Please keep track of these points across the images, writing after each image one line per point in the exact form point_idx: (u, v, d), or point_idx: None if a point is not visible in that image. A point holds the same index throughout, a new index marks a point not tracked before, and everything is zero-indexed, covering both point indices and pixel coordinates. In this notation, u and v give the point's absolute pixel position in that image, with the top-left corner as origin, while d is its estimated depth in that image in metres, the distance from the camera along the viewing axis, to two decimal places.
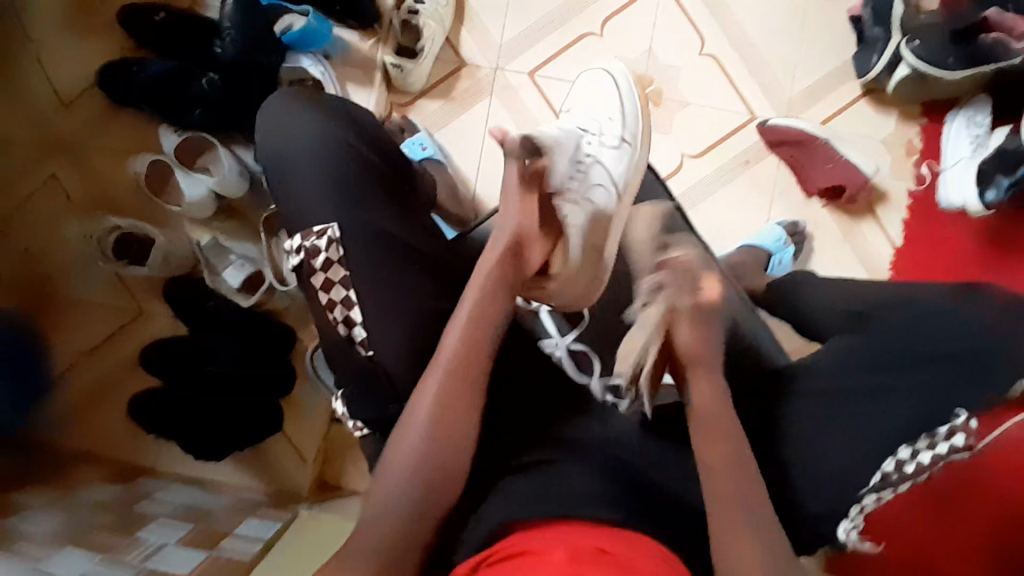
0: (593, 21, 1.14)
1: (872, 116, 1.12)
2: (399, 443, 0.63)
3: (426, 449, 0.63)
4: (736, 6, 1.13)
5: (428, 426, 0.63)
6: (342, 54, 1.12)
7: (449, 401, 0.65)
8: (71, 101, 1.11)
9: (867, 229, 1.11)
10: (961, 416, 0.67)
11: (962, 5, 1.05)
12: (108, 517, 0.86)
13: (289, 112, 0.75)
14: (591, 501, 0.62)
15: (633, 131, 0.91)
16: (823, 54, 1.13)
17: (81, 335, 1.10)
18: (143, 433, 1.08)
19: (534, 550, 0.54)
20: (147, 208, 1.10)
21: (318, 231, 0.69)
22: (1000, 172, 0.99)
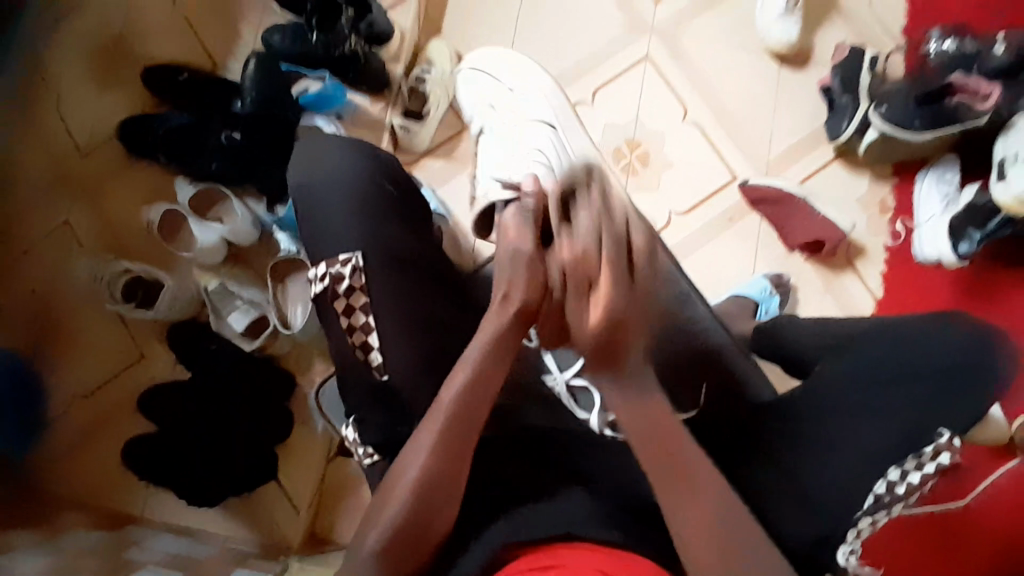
0: (585, 91, 1.24)
1: (846, 177, 1.21)
2: (410, 453, 0.64)
3: (445, 471, 0.63)
4: (716, 78, 1.24)
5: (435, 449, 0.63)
6: (353, 116, 1.19)
7: (465, 417, 0.64)
8: (88, 152, 1.17)
9: (848, 280, 1.17)
10: (944, 435, 0.70)
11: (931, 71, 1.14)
12: (98, 562, 0.83)
13: (321, 154, 0.81)
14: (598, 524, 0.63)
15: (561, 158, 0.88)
16: (799, 121, 1.23)
17: (79, 377, 1.10)
18: (136, 480, 1.07)
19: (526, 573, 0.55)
20: (156, 254, 1.14)
21: (343, 260, 0.74)
22: (970, 226, 1.07)
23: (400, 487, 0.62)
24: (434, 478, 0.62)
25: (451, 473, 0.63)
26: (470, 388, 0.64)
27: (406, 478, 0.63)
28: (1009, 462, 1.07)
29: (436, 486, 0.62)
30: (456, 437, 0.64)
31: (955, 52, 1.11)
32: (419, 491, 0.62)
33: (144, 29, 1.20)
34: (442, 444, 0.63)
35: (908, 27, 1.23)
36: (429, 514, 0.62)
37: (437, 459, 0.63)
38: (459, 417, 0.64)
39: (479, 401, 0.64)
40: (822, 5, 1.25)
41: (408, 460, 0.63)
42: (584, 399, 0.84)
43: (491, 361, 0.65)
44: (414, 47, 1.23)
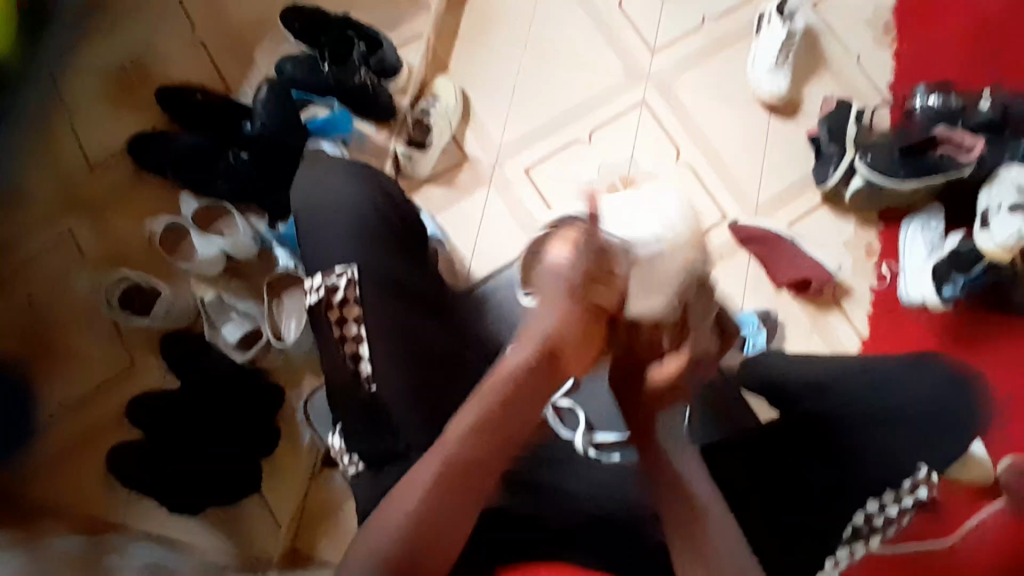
0: (582, 130, 1.29)
1: (833, 222, 1.24)
2: (407, 490, 0.55)
3: (448, 500, 0.54)
4: (708, 124, 1.29)
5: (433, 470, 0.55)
6: (359, 143, 1.24)
7: (478, 463, 0.55)
8: (100, 164, 1.21)
9: (835, 320, 1.19)
10: (922, 469, 0.73)
11: (915, 123, 1.22)
12: (73, 566, 0.81)
13: (327, 172, 0.85)
14: None
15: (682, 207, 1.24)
16: (786, 168, 1.27)
17: (69, 383, 1.11)
18: (115, 490, 1.06)
19: None
20: (156, 267, 1.16)
21: (338, 271, 0.77)
22: (955, 270, 1.12)
23: (391, 524, 0.54)
24: (432, 522, 0.54)
25: (451, 510, 0.54)
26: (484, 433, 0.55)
27: (399, 516, 0.54)
28: (994, 503, 1.05)
29: (435, 528, 0.54)
30: (460, 479, 0.54)
31: (941, 107, 1.19)
32: (417, 527, 0.53)
33: (163, 55, 1.26)
34: (446, 483, 0.54)
35: (892, 84, 1.30)
36: (430, 551, 0.53)
37: (445, 492, 0.54)
38: (462, 460, 0.55)
39: (493, 436, 0.55)
40: (810, 61, 1.31)
41: (406, 496, 0.55)
42: (569, 419, 0.87)
43: (508, 408, 0.56)
44: (421, 83, 1.29)
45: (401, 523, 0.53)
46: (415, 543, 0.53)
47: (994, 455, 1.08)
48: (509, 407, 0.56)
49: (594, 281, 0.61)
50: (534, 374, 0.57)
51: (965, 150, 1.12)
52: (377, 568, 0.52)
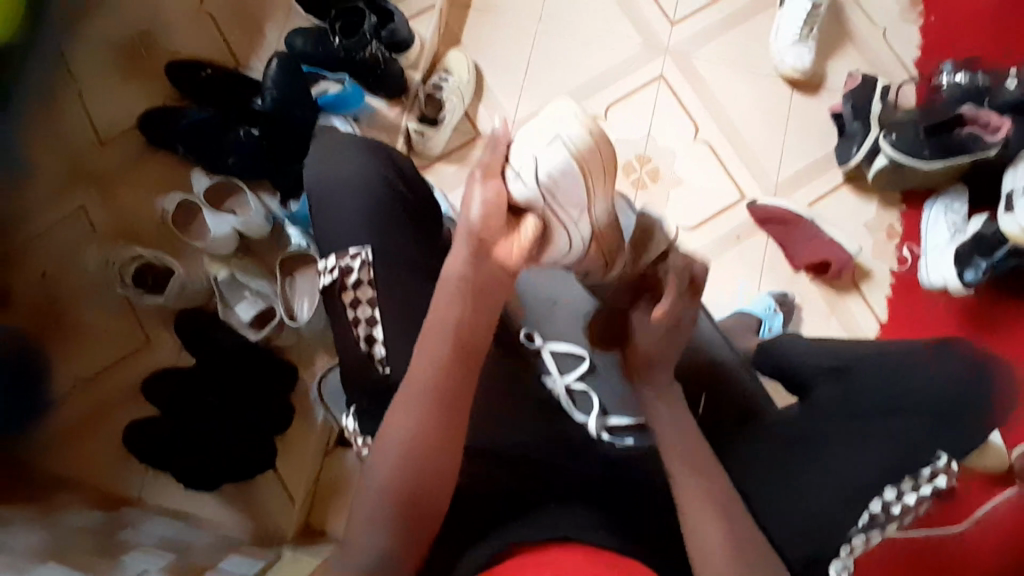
0: (597, 106, 1.26)
1: (855, 202, 1.21)
2: (396, 429, 0.59)
3: (439, 418, 0.59)
4: (727, 100, 1.26)
5: (413, 394, 0.60)
6: (370, 119, 1.23)
7: (446, 394, 0.60)
8: (109, 139, 1.20)
9: (852, 303, 1.17)
10: (943, 457, 0.71)
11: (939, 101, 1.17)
12: (90, 541, 0.84)
13: (342, 150, 0.83)
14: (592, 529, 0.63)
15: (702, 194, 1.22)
16: (807, 146, 1.24)
17: (83, 360, 1.12)
18: (132, 465, 1.08)
19: None
20: (168, 244, 1.16)
21: (352, 253, 0.76)
22: (977, 254, 1.08)
23: (385, 466, 0.59)
24: (419, 466, 0.58)
25: (443, 437, 0.59)
26: (445, 360, 0.60)
27: (390, 457, 0.59)
28: (1007, 490, 1.05)
29: (433, 462, 0.59)
30: (437, 392, 0.59)
31: (967, 85, 1.15)
32: (416, 457, 0.58)
33: (169, 27, 1.23)
34: (427, 420, 0.59)
35: (919, 60, 1.25)
36: (433, 488, 0.59)
37: (435, 412, 0.59)
38: (436, 373, 0.60)
39: (460, 345, 0.61)
40: (835, 35, 1.27)
41: (393, 437, 0.59)
42: (583, 403, 0.79)
43: (467, 311, 0.61)
44: (432, 57, 1.26)
45: (394, 466, 0.58)
46: (418, 469, 0.58)
47: (1010, 443, 1.07)
48: (472, 315, 0.61)
49: (494, 176, 0.62)
50: (476, 272, 0.61)
51: (991, 132, 1.08)
52: (388, 502, 0.58)
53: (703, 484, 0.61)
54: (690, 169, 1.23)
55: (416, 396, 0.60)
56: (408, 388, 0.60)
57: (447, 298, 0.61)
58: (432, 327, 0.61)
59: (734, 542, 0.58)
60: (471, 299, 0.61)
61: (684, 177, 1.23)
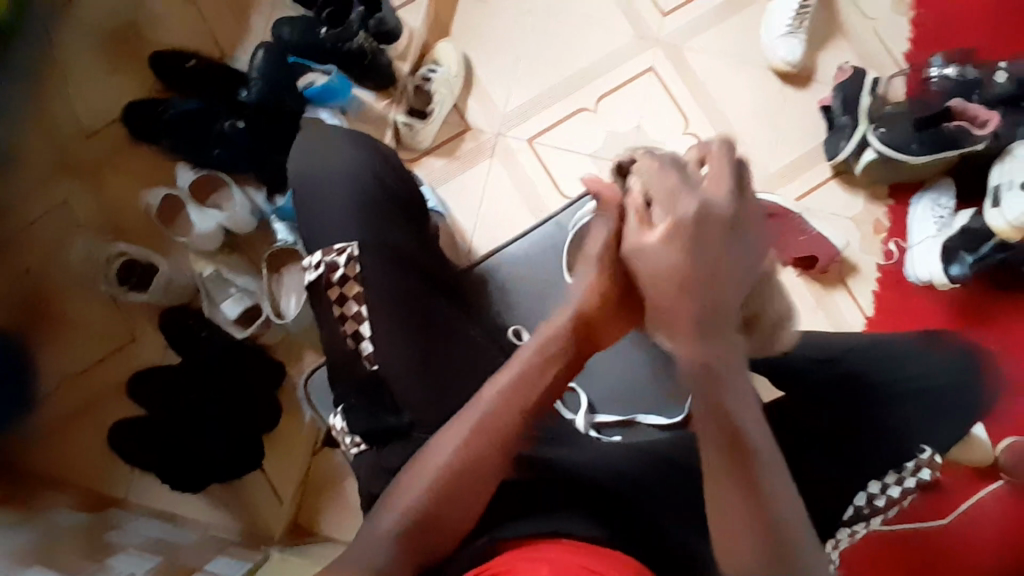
0: (587, 98, 1.25)
1: (843, 196, 1.22)
2: (433, 454, 0.63)
3: (482, 455, 0.62)
4: (717, 93, 1.25)
5: (462, 426, 0.63)
6: (357, 111, 1.20)
7: (494, 436, 0.63)
8: (91, 133, 1.17)
9: (839, 297, 1.18)
10: (926, 451, 0.73)
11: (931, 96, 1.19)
12: (78, 543, 0.83)
13: (328, 147, 0.81)
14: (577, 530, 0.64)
15: None
16: (797, 139, 1.24)
17: (68, 358, 1.10)
18: (120, 463, 1.07)
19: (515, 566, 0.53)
20: (152, 239, 1.14)
21: (338, 249, 0.75)
22: (963, 249, 1.10)
23: (415, 489, 0.61)
24: (447, 486, 0.61)
25: (480, 470, 0.62)
26: (500, 412, 0.63)
27: (421, 482, 0.61)
28: (993, 483, 1.07)
29: (459, 487, 0.61)
30: (489, 429, 0.63)
31: (958, 78, 1.16)
32: (446, 479, 0.61)
33: (150, 16, 1.20)
34: (468, 456, 0.62)
35: (910, 53, 1.25)
36: (450, 508, 0.61)
37: (478, 447, 0.62)
38: (497, 416, 0.63)
39: (529, 396, 0.64)
40: (826, 27, 1.26)
41: (429, 464, 0.62)
42: (572, 400, 0.90)
43: (544, 371, 0.65)
44: (420, 47, 1.24)
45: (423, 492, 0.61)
46: (440, 488, 0.61)
47: (997, 437, 1.10)
48: (540, 372, 0.65)
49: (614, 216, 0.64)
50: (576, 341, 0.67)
51: (980, 125, 1.09)
52: (402, 514, 0.60)
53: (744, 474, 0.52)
54: None
55: (465, 429, 0.63)
56: (458, 421, 0.64)
57: (533, 364, 0.65)
58: (500, 380, 0.65)
59: (765, 541, 0.50)
60: (550, 363, 0.65)
61: None
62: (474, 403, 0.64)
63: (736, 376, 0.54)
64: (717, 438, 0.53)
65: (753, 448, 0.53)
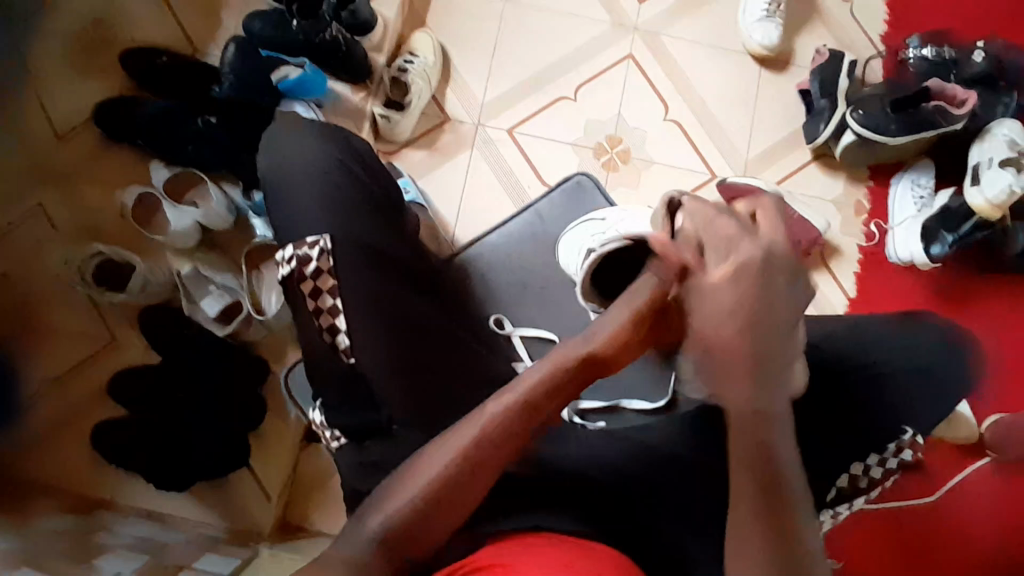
0: (567, 86, 1.24)
1: (823, 179, 1.22)
2: (429, 462, 0.58)
3: (478, 470, 0.57)
4: (696, 79, 1.25)
5: (470, 436, 0.58)
6: (334, 104, 1.19)
7: (496, 452, 0.58)
8: (64, 133, 1.15)
9: (822, 279, 1.18)
10: (908, 432, 0.73)
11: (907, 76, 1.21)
12: (64, 546, 0.82)
13: (298, 140, 0.80)
14: (559, 518, 0.64)
15: (673, 174, 1.22)
16: (777, 123, 1.24)
17: (48, 360, 1.08)
18: (103, 465, 1.06)
19: (507, 562, 0.53)
20: (129, 239, 1.13)
21: (310, 242, 0.74)
22: (944, 229, 1.10)
23: (397, 502, 0.56)
24: (437, 497, 0.56)
25: (473, 483, 0.57)
26: (491, 429, 0.58)
27: (405, 493, 0.56)
28: (979, 460, 1.08)
29: (448, 499, 0.57)
30: (497, 445, 0.58)
31: (935, 59, 1.18)
32: (437, 490, 0.56)
33: (121, 13, 1.18)
34: (457, 470, 0.57)
35: (887, 34, 1.25)
36: (433, 518, 0.56)
37: (477, 461, 0.57)
38: (505, 428, 0.58)
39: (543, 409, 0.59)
40: (803, 10, 1.26)
41: (415, 477, 0.57)
42: None
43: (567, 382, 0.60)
44: (396, 39, 1.23)
45: (405, 503, 0.56)
46: (430, 498, 0.56)
47: (982, 415, 1.10)
48: (560, 383, 0.60)
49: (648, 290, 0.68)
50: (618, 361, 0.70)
51: (957, 105, 1.10)
52: (386, 520, 0.56)
53: (771, 507, 0.54)
54: (661, 148, 1.23)
55: (466, 439, 0.58)
56: (462, 429, 0.59)
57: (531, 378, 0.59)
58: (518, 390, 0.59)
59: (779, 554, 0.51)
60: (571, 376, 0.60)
61: (656, 157, 1.22)
62: (482, 413, 0.59)
63: (786, 423, 0.59)
64: (754, 470, 0.56)
65: (789, 485, 0.55)
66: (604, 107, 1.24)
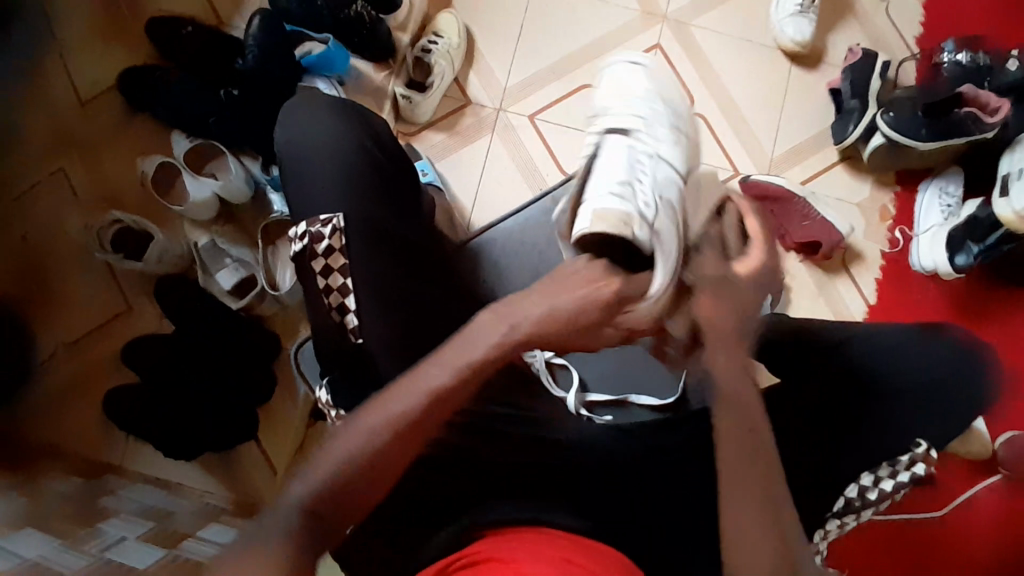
0: (592, 74, 1.22)
1: (848, 181, 1.19)
2: (353, 435, 0.56)
3: (399, 445, 0.57)
4: (724, 72, 1.22)
5: (394, 412, 0.57)
6: (356, 82, 1.20)
7: (415, 431, 0.58)
8: (89, 100, 1.16)
9: (841, 284, 1.17)
10: (921, 446, 0.72)
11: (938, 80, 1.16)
12: (70, 508, 0.84)
13: (313, 117, 0.80)
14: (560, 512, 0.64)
15: None
16: (804, 122, 1.21)
17: (64, 325, 1.11)
18: (114, 430, 1.08)
19: (504, 556, 0.53)
20: (147, 209, 1.14)
21: (323, 219, 0.74)
22: (969, 239, 1.07)
23: (323, 472, 0.54)
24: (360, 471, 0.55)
25: (394, 459, 0.57)
26: (427, 404, 0.58)
27: (329, 466, 0.55)
28: (989, 477, 1.06)
29: (372, 473, 0.56)
30: (416, 426, 0.58)
31: (969, 65, 1.12)
32: (361, 463, 0.55)
33: None
34: (389, 441, 0.56)
35: (923, 37, 1.21)
36: (357, 491, 0.55)
37: (400, 436, 0.57)
38: (426, 407, 0.58)
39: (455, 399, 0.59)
40: (839, 7, 1.23)
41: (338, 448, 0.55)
42: (563, 377, 0.88)
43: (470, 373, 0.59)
44: (422, 19, 1.21)
45: (329, 476, 0.54)
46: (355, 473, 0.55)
47: (994, 431, 1.08)
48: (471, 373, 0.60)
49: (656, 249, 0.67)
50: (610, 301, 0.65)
51: (989, 113, 1.05)
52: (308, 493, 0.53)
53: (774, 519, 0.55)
54: None
55: (390, 415, 0.57)
56: (382, 404, 0.58)
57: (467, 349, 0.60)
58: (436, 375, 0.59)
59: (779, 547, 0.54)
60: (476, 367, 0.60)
61: None
62: (402, 392, 0.58)
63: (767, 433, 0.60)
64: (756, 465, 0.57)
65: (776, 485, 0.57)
66: None
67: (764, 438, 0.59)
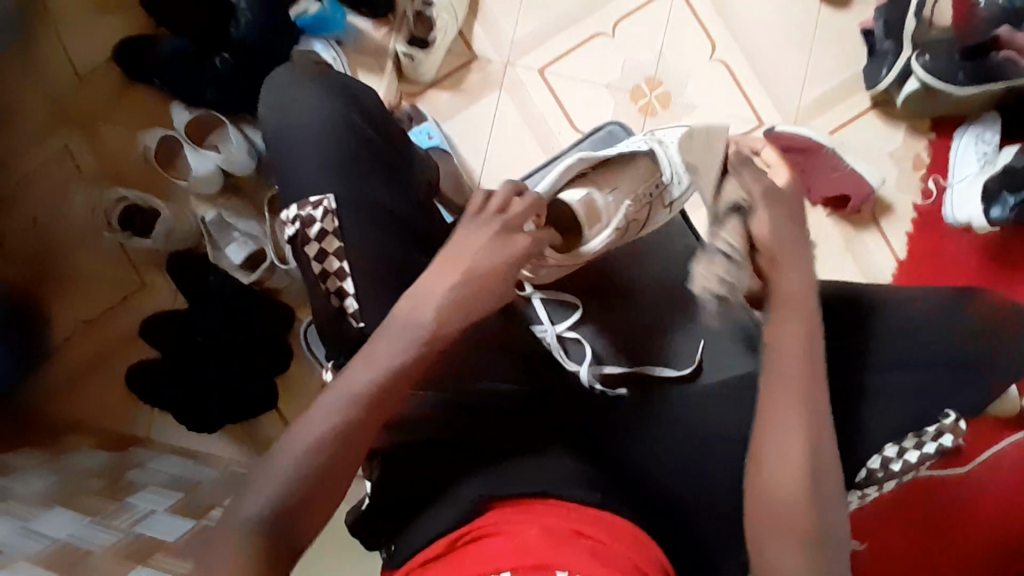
0: (604, 22, 1.14)
1: (880, 129, 1.12)
2: (312, 423, 0.53)
3: (362, 428, 0.54)
4: (747, 14, 1.14)
5: (349, 392, 0.55)
6: (355, 42, 1.15)
7: (375, 412, 0.55)
8: (86, 72, 1.13)
9: (870, 238, 1.11)
10: (950, 417, 0.68)
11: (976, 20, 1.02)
12: (99, 483, 0.87)
13: (301, 93, 0.76)
14: None
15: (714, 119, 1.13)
16: (834, 65, 1.13)
17: (81, 302, 1.12)
18: (138, 404, 1.10)
19: (503, 527, 0.54)
20: (151, 183, 1.12)
21: (314, 202, 0.72)
22: (1005, 189, 1.00)
23: (286, 466, 0.52)
24: (326, 460, 0.52)
25: (357, 444, 0.54)
26: (386, 378, 0.56)
27: (288, 462, 0.52)
28: (1016, 432, 1.05)
29: (339, 460, 0.53)
30: (378, 406, 0.55)
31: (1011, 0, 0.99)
32: (324, 450, 0.52)
33: None
34: (351, 424, 0.54)
35: None
36: (327, 482, 0.53)
37: (360, 416, 0.54)
38: (384, 387, 0.56)
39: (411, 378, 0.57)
40: None
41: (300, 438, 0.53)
42: (574, 351, 0.80)
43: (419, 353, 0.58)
44: None
45: (290, 474, 0.51)
46: (321, 463, 0.52)
47: None
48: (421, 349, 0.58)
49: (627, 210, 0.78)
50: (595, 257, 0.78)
51: None
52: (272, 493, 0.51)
53: (817, 510, 0.52)
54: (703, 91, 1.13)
55: (348, 398, 0.55)
56: (338, 387, 0.55)
57: (415, 322, 0.59)
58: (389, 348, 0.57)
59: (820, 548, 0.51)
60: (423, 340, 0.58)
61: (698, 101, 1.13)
62: (355, 371, 0.56)
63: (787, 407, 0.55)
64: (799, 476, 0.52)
65: (813, 474, 0.53)
66: (642, 44, 1.14)
67: (791, 416, 0.54)
